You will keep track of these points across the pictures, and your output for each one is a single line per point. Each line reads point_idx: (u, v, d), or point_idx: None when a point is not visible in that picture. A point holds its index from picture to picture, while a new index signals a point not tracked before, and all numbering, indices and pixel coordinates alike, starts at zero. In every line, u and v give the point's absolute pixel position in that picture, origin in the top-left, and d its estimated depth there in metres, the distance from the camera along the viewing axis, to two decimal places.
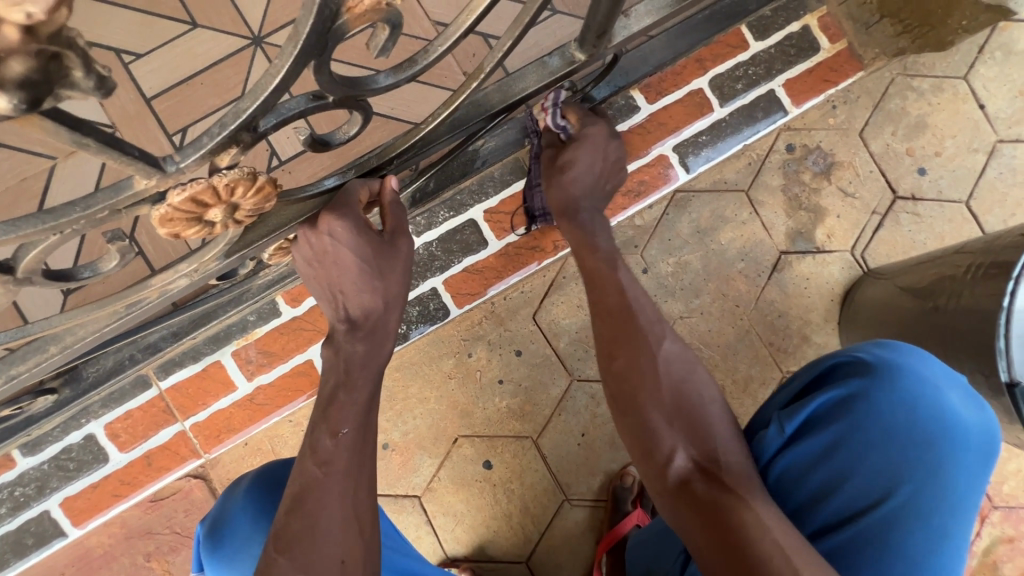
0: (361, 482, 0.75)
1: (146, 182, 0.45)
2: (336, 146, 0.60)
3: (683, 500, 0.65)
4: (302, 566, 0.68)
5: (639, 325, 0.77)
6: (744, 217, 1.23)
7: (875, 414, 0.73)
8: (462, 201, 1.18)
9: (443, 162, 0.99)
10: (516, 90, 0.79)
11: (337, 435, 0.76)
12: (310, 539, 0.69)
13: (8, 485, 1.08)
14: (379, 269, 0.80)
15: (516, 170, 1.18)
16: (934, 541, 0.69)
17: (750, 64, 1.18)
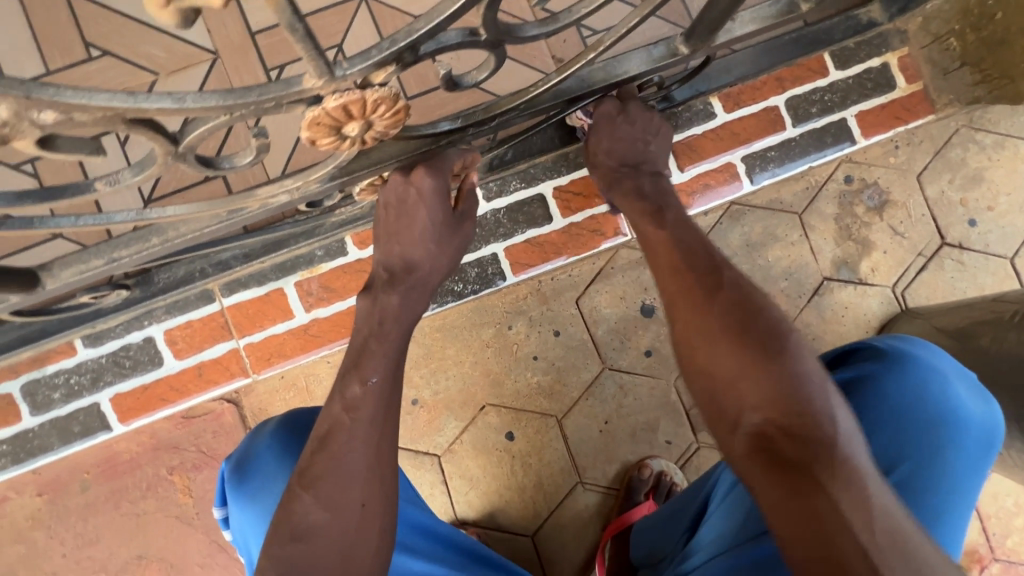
0: (386, 431, 0.78)
1: (314, 82, 0.49)
2: (464, 89, 0.63)
3: (756, 457, 0.57)
4: (325, 504, 0.72)
5: (698, 280, 0.71)
6: (794, 238, 1.26)
7: (883, 394, 0.80)
8: (535, 175, 1.22)
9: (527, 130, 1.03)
10: (618, 72, 0.83)
11: (367, 383, 0.79)
12: (334, 481, 0.73)
13: (66, 372, 1.15)
14: (440, 236, 0.89)
15: None
16: (933, 518, 0.74)
17: (827, 91, 1.22)
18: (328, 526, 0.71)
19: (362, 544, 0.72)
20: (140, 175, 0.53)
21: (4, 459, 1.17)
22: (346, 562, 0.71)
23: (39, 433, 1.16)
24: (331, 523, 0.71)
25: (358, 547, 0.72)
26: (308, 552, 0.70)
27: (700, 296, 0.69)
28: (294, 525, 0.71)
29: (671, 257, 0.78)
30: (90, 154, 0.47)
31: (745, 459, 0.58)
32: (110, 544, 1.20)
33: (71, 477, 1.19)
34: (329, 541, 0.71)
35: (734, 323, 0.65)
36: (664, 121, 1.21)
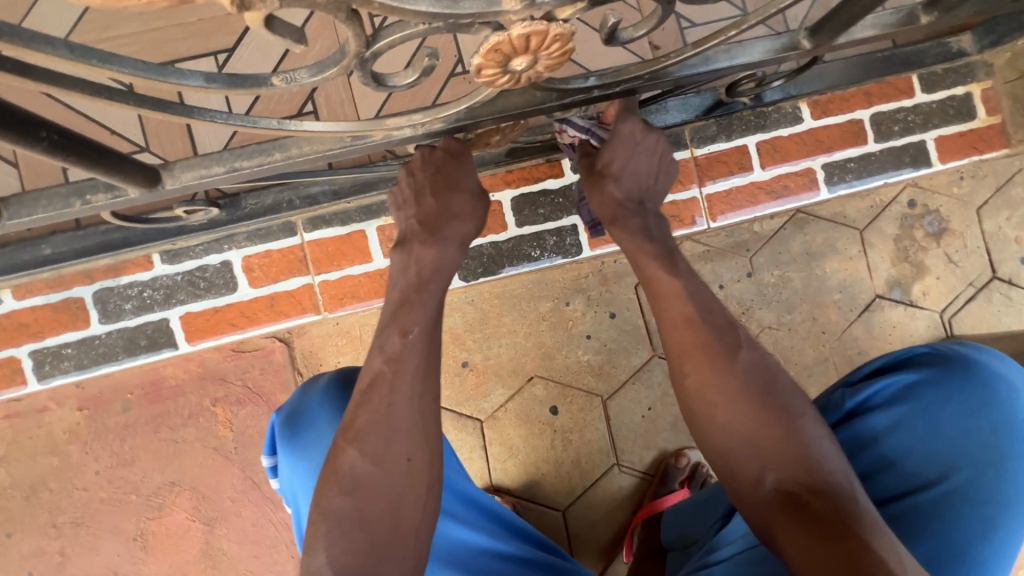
0: (427, 384, 0.77)
1: (514, 6, 0.51)
2: (618, 45, 0.65)
3: (786, 513, 0.65)
4: (371, 458, 0.72)
5: (714, 337, 0.74)
6: (853, 253, 1.28)
7: (941, 399, 0.81)
8: None
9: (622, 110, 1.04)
10: (740, 57, 0.84)
11: (406, 336, 0.79)
12: (379, 434, 0.73)
13: (139, 285, 1.15)
14: (474, 199, 0.90)
15: (676, 141, 1.23)
16: (989, 530, 0.74)
17: (911, 112, 1.25)
18: (376, 477, 0.72)
19: (410, 502, 0.73)
20: (317, 76, 0.53)
21: (67, 362, 1.16)
22: (397, 521, 0.71)
23: (105, 341, 1.16)
24: (378, 474, 0.72)
25: (406, 505, 0.72)
26: (356, 505, 0.71)
27: (719, 354, 0.73)
28: (347, 476, 0.72)
29: (683, 314, 0.76)
30: (295, 44, 0.47)
31: (767, 514, 0.66)
32: (145, 467, 1.19)
33: (114, 395, 1.18)
34: (377, 495, 0.71)
35: (754, 388, 0.71)
36: (753, 119, 1.24)
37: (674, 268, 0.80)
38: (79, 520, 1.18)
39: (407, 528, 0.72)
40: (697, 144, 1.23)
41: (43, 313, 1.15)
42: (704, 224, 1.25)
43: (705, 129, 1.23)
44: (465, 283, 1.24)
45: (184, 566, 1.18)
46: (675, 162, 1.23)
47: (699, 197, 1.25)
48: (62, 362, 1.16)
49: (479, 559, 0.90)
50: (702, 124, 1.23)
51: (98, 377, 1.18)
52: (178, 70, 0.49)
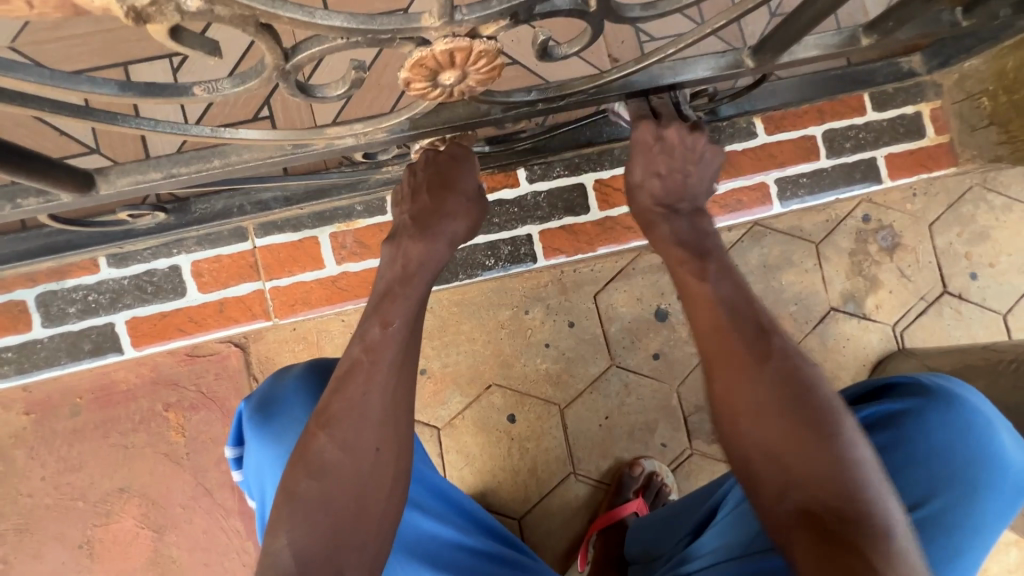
0: (404, 376, 0.76)
1: (433, 22, 0.51)
2: (552, 61, 0.65)
3: (805, 528, 0.59)
4: (341, 445, 0.71)
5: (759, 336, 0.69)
6: (808, 266, 1.31)
7: (925, 433, 0.81)
8: (579, 164, 1.23)
9: (579, 122, 1.04)
10: (684, 74, 0.85)
11: (386, 327, 0.77)
12: (351, 422, 0.71)
13: (85, 288, 1.13)
14: (471, 202, 0.90)
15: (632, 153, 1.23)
16: (951, 556, 0.77)
17: (862, 130, 1.28)
18: (341, 466, 0.70)
19: (375, 491, 0.72)
20: (239, 87, 0.54)
21: (8, 366, 1.14)
22: (361, 507, 0.70)
23: (48, 345, 1.13)
24: (346, 463, 0.70)
25: (369, 494, 0.71)
26: (321, 492, 0.69)
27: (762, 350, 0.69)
28: (314, 460, 0.71)
29: (711, 318, 0.72)
30: (209, 55, 0.47)
31: (783, 527, 0.61)
32: (93, 473, 1.17)
33: (62, 399, 1.16)
34: (343, 483, 0.70)
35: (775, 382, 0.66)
36: (708, 133, 1.25)
37: (728, 283, 0.76)
38: (23, 527, 1.15)
39: (370, 519, 0.71)
40: None
41: None
42: None
43: None
44: None
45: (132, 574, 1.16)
46: None
47: None
48: (4, 366, 1.14)
49: (447, 551, 0.88)
50: None
51: (45, 382, 1.16)
52: (90, 78, 0.49)
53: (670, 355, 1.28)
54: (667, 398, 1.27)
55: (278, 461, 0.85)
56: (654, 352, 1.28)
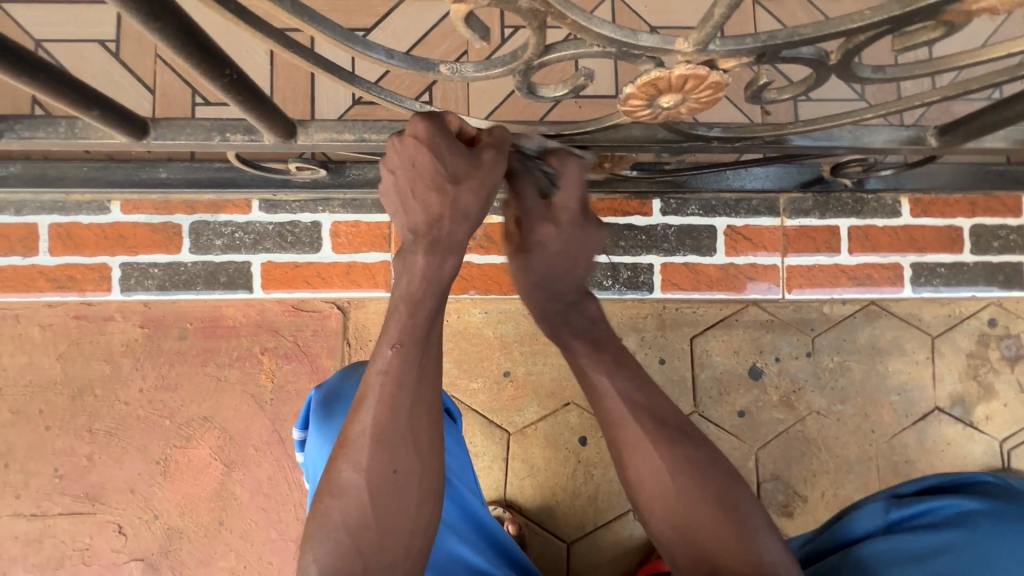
0: (422, 389, 0.72)
1: (686, 47, 0.53)
2: (758, 103, 0.67)
3: None
4: (357, 467, 0.69)
5: (653, 433, 0.77)
6: (921, 357, 1.25)
7: (996, 527, 0.69)
8: (714, 207, 1.22)
9: (735, 167, 1.04)
10: (864, 141, 0.84)
11: (395, 348, 0.71)
12: (375, 447, 0.69)
13: (235, 226, 1.20)
14: (484, 187, 0.73)
15: (770, 207, 1.22)
16: None
17: (1013, 232, 1.22)
18: (354, 497, 0.68)
19: (395, 517, 0.68)
20: (481, 73, 0.57)
21: (150, 281, 1.21)
22: (384, 534, 0.68)
23: (190, 270, 1.21)
24: (362, 488, 0.68)
25: (394, 520, 0.68)
26: (342, 520, 0.68)
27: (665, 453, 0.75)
28: (332, 486, 0.69)
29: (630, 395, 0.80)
30: (480, 40, 0.51)
31: None
32: (185, 396, 1.23)
33: (175, 321, 1.24)
34: (360, 513, 0.68)
35: (704, 484, 0.73)
36: (850, 203, 1.22)
37: (606, 363, 0.82)
38: (112, 431, 1.22)
39: (395, 544, 0.68)
40: (790, 215, 1.22)
41: (143, 231, 1.20)
42: (778, 293, 1.24)
43: (800, 203, 1.23)
44: None
45: (195, 500, 1.21)
46: (764, 227, 1.23)
47: (779, 267, 1.23)
48: (148, 280, 1.21)
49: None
50: (799, 197, 1.22)
51: (164, 302, 1.23)
52: (366, 41, 0.54)
53: (756, 415, 1.24)
54: (744, 459, 1.23)
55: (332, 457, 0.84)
56: (740, 409, 1.24)
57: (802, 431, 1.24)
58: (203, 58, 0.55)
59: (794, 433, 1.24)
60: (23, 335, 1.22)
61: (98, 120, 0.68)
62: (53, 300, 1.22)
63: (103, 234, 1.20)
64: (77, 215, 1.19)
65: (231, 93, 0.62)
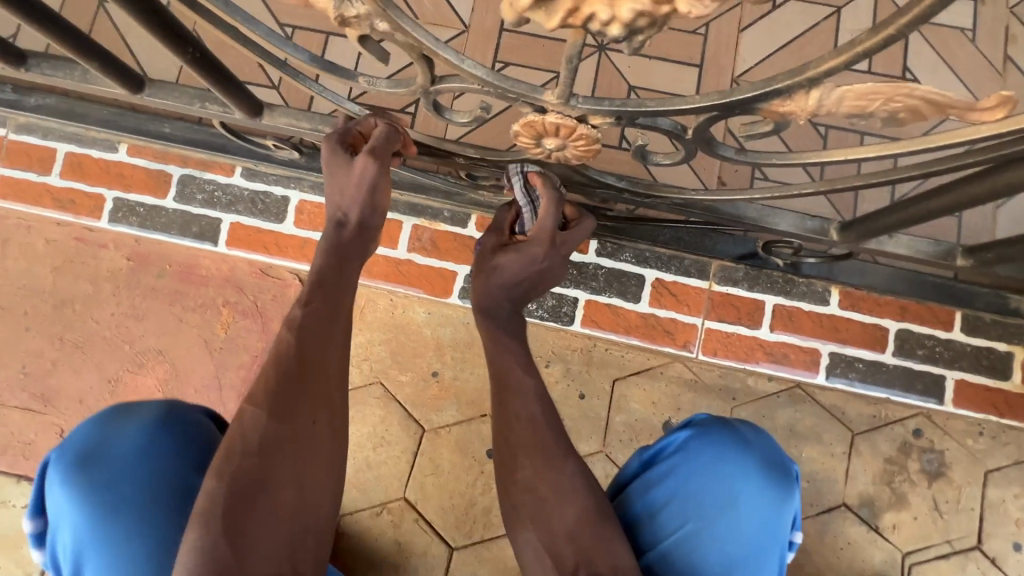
0: (333, 341, 0.79)
1: (552, 98, 0.61)
2: (645, 164, 0.74)
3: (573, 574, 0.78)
4: (273, 415, 0.73)
5: (553, 443, 0.86)
6: (836, 450, 1.25)
7: None
8: (646, 258, 1.28)
9: (663, 223, 1.11)
10: (770, 222, 0.90)
11: (305, 305, 0.79)
12: (286, 394, 0.74)
13: (215, 185, 1.35)
14: (377, 183, 0.82)
15: (699, 270, 1.27)
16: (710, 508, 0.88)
17: (946, 345, 1.23)
18: (270, 446, 0.71)
19: (305, 461, 0.73)
20: (390, 89, 0.67)
21: (134, 217, 1.37)
22: (289, 478, 0.72)
23: (171, 217, 1.36)
24: (274, 438, 0.72)
25: (312, 468, 0.74)
26: (275, 483, 0.71)
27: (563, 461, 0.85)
28: (239, 444, 0.71)
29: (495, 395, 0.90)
30: (378, 60, 0.61)
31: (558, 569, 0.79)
32: (148, 328, 1.36)
33: (157, 260, 1.38)
34: (279, 467, 0.71)
35: (548, 471, 0.84)
36: (780, 282, 1.26)
37: (498, 346, 0.92)
38: (79, 345, 1.36)
39: (305, 488, 0.73)
40: (718, 280, 1.27)
41: (140, 174, 1.36)
42: (695, 353, 1.27)
43: (728, 273, 1.28)
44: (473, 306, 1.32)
45: None
46: (690, 287, 1.27)
47: (698, 328, 1.27)
48: (131, 216, 1.37)
49: None
50: (728, 266, 1.28)
51: (152, 241, 1.38)
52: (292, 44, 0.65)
53: None
54: None
55: (111, 501, 0.83)
56: None
57: None
58: (169, 36, 0.68)
59: None
60: (28, 245, 1.38)
61: (102, 72, 0.82)
62: (62, 220, 1.38)
63: (107, 169, 1.37)
64: (89, 149, 1.37)
65: (199, 69, 0.74)
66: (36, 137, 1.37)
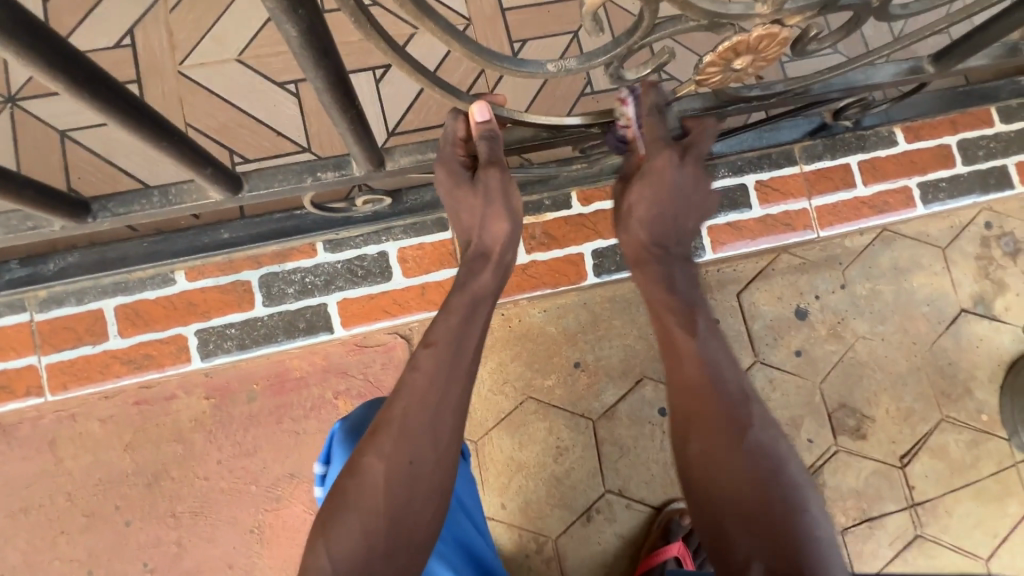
0: (450, 400, 0.76)
1: (764, 10, 0.60)
2: (804, 54, 0.75)
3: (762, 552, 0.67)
4: (384, 455, 0.73)
5: (729, 386, 0.78)
6: (937, 269, 1.37)
7: None
8: (742, 166, 1.32)
9: (763, 124, 1.15)
10: (873, 78, 0.96)
11: (428, 347, 0.79)
12: (405, 430, 0.74)
13: (303, 271, 1.20)
14: (505, 193, 0.80)
15: (788, 157, 1.34)
16: None
17: (992, 139, 1.38)
18: (372, 480, 0.72)
19: (420, 500, 0.72)
20: (584, 64, 0.63)
21: (230, 341, 1.19)
22: (399, 518, 0.71)
23: (268, 323, 1.19)
24: (380, 475, 0.72)
25: (410, 512, 0.72)
26: (354, 498, 0.71)
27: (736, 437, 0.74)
28: (348, 477, 0.73)
29: (698, 371, 0.78)
30: (595, 30, 0.57)
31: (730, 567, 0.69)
32: (266, 458, 1.20)
33: (240, 385, 1.21)
34: (372, 495, 0.71)
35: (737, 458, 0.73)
36: (853, 141, 1.35)
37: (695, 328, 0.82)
38: (198, 510, 1.18)
39: (408, 523, 0.71)
40: (807, 161, 1.34)
41: (213, 294, 1.18)
42: (814, 235, 1.34)
43: (813, 149, 1.35)
44: (598, 279, 1.29)
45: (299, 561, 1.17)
46: (788, 176, 1.34)
47: (808, 209, 1.34)
48: (226, 342, 1.19)
49: None
50: (811, 143, 1.34)
51: (222, 368, 1.20)
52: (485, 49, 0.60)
53: (811, 352, 1.33)
54: (811, 395, 1.31)
55: None
56: (796, 349, 1.32)
57: (854, 357, 1.33)
58: (343, 99, 0.59)
59: (848, 361, 1.33)
60: (83, 434, 1.17)
61: (209, 177, 0.71)
62: (107, 390, 1.17)
63: (173, 304, 1.17)
64: (142, 292, 1.17)
65: (354, 128, 0.67)
66: (69, 304, 1.15)
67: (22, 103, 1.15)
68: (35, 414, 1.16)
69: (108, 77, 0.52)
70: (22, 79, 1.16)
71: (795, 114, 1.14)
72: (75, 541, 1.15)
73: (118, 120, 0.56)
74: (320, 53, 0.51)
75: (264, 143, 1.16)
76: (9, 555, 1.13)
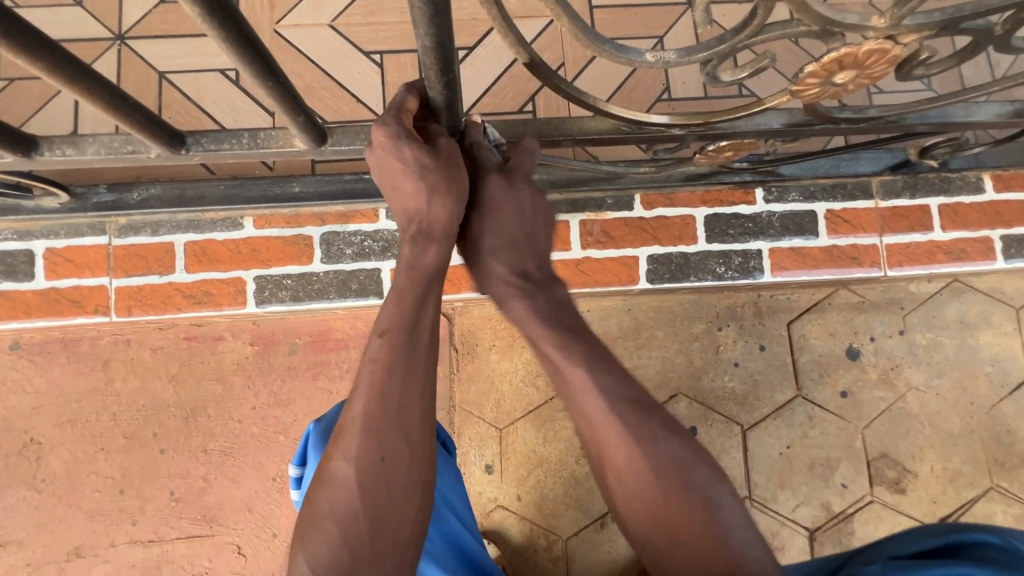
0: (411, 385, 0.71)
1: (880, 23, 0.58)
2: (909, 78, 0.73)
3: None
4: (348, 457, 0.67)
5: (696, 422, 0.74)
6: (1008, 329, 1.29)
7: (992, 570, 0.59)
8: (814, 193, 1.29)
9: (844, 150, 1.11)
10: (972, 117, 0.91)
11: (383, 334, 0.72)
12: (365, 432, 0.67)
13: (363, 234, 1.23)
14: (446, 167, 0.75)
15: (864, 190, 1.29)
16: None
17: None
18: (343, 487, 0.66)
19: (394, 505, 0.67)
20: (684, 58, 0.63)
21: (284, 292, 1.23)
22: (377, 526, 0.66)
23: (321, 280, 1.22)
24: (353, 478, 0.66)
25: (390, 518, 0.67)
26: (329, 508, 0.66)
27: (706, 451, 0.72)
28: (323, 485, 0.67)
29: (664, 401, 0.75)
30: (704, 23, 0.57)
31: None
32: (298, 411, 1.23)
33: (285, 337, 1.25)
34: (347, 503, 0.66)
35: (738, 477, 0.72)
36: (936, 182, 1.29)
37: None
38: (228, 450, 1.22)
39: (389, 532, 0.66)
40: (883, 196, 1.29)
41: (274, 245, 1.23)
42: (880, 274, 1.28)
43: (891, 184, 1.30)
44: (650, 285, 1.28)
45: None
46: (861, 209, 1.29)
47: (878, 246, 1.29)
48: (281, 291, 1.23)
49: None
50: (890, 179, 1.29)
51: (271, 318, 1.24)
52: (587, 27, 0.60)
53: (859, 395, 1.27)
54: (852, 439, 1.25)
55: None
56: (843, 389, 1.27)
57: (905, 407, 1.27)
58: (444, 61, 0.60)
59: (897, 410, 1.27)
60: (135, 360, 1.23)
61: (299, 124, 0.73)
62: (163, 321, 1.23)
63: (237, 248, 1.22)
64: (211, 232, 1.22)
65: (444, 94, 0.68)
66: (143, 234, 1.22)
67: (130, 42, 1.22)
68: (95, 334, 1.23)
69: (233, 9, 0.54)
70: (133, 19, 1.23)
71: (881, 144, 1.10)
72: (112, 459, 1.20)
73: (233, 53, 0.58)
74: (436, 10, 0.52)
75: (344, 107, 1.20)
76: (52, 462, 1.20)
